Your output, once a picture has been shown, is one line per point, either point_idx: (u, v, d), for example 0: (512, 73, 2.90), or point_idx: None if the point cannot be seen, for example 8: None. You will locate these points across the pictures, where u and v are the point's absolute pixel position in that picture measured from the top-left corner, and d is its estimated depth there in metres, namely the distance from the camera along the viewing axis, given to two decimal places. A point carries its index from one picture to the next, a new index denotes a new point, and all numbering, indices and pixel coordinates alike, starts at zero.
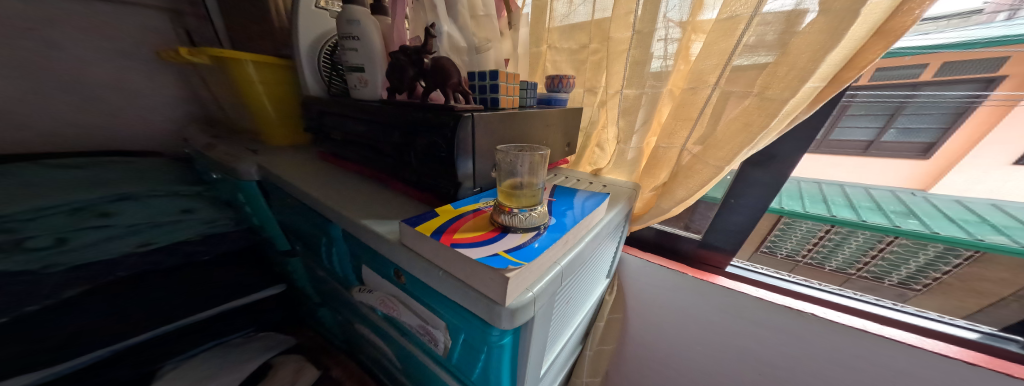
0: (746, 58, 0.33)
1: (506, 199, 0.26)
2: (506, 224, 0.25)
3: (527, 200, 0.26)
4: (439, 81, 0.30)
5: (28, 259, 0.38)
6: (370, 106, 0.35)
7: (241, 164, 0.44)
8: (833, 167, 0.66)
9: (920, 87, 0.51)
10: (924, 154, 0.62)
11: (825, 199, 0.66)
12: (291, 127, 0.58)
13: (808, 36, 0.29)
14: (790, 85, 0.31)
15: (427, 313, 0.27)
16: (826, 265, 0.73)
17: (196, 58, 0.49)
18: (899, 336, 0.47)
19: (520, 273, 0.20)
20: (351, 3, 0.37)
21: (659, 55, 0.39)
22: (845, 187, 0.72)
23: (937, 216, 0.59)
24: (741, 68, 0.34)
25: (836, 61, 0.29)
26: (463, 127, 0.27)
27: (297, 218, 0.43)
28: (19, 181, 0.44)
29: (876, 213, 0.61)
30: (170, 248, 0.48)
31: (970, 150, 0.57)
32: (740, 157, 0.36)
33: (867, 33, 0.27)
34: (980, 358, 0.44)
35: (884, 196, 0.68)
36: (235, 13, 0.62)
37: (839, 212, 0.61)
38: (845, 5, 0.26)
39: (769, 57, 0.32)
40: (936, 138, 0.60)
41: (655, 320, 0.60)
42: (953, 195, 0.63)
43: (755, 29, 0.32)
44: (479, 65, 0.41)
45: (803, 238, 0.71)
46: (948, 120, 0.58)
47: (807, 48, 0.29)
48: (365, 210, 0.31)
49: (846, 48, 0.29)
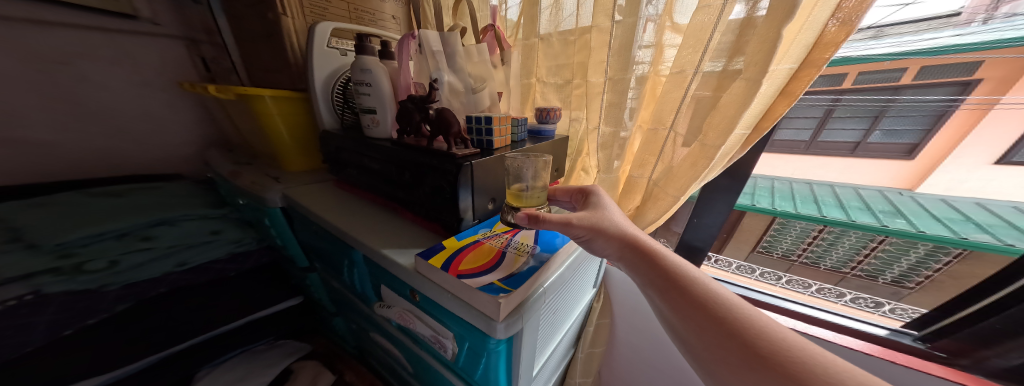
0: (714, 64, 0.37)
1: (514, 200, 0.35)
2: (512, 222, 0.36)
3: (533, 201, 0.35)
4: (442, 129, 0.35)
5: (89, 279, 0.48)
6: (383, 146, 0.41)
7: (268, 193, 0.51)
8: (821, 168, 0.69)
9: (902, 91, 0.50)
10: (909, 154, 0.61)
11: (816, 200, 0.70)
12: (303, 154, 0.65)
13: (733, 94, 0.35)
14: (720, 135, 0.37)
15: (438, 324, 0.33)
16: (820, 264, 0.79)
17: (223, 94, 0.54)
18: (820, 332, 0.54)
19: (510, 297, 0.25)
20: (363, 53, 0.43)
21: (643, 60, 0.44)
22: (836, 188, 0.74)
23: (924, 215, 0.62)
24: (706, 78, 0.38)
25: (755, 114, 0.36)
26: (463, 174, 0.33)
27: (320, 241, 0.48)
28: (71, 209, 0.50)
29: (865, 213, 0.64)
30: (201, 268, 0.60)
31: (953, 151, 0.57)
32: (693, 188, 0.42)
33: (775, 93, 0.34)
34: (875, 349, 0.51)
35: (873, 196, 0.70)
36: (251, 48, 0.68)
37: (830, 213, 0.65)
38: (755, 74, 0.33)
39: (727, 62, 0.36)
40: (919, 138, 0.59)
41: (642, 327, 0.68)
42: (939, 194, 0.65)
43: (715, 48, 0.37)
44: (475, 104, 0.47)
45: (797, 238, 0.78)
46: (929, 122, 0.56)
47: (732, 105, 0.36)
48: (383, 240, 0.37)
49: (761, 103, 0.35)
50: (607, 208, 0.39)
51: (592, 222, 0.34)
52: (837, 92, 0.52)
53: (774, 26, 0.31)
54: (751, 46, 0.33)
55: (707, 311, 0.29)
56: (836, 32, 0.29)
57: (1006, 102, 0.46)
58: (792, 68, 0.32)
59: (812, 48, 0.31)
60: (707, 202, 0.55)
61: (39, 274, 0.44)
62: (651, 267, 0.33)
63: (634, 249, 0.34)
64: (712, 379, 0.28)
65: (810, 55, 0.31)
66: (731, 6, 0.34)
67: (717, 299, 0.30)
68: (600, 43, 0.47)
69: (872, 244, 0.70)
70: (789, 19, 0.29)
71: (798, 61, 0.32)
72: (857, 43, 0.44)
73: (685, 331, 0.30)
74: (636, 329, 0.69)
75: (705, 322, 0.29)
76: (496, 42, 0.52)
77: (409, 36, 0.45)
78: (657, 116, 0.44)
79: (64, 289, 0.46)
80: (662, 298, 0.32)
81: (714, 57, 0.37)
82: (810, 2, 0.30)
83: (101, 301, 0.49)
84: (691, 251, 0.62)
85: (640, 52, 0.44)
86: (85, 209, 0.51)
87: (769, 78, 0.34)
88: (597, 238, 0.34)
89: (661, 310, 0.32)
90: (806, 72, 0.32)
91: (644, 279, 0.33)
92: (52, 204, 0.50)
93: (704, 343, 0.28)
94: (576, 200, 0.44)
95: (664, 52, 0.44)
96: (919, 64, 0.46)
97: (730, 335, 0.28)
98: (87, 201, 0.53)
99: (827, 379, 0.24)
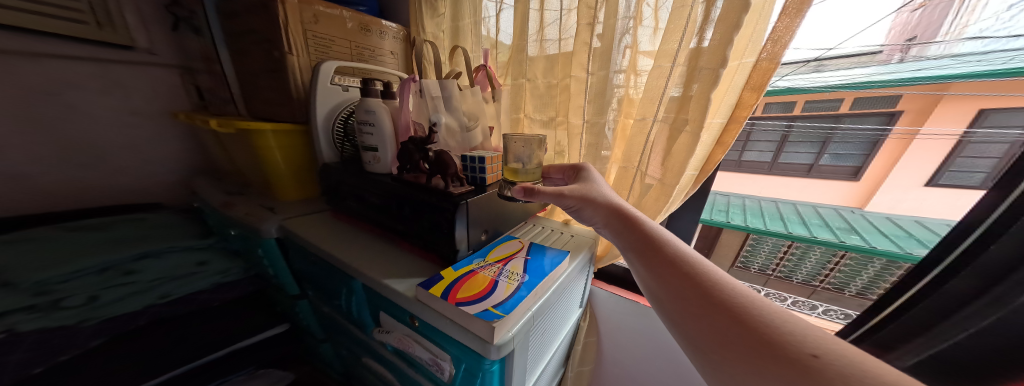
0: (677, 90, 0.46)
1: (511, 175, 0.43)
2: (508, 196, 0.43)
3: (527, 176, 0.43)
4: (440, 170, 0.40)
5: (66, 316, 0.47)
6: (384, 182, 0.45)
7: (264, 225, 0.53)
8: (784, 188, 0.73)
9: (842, 120, 0.59)
10: (855, 176, 0.66)
11: (783, 217, 0.79)
12: (299, 184, 0.68)
13: (683, 142, 0.45)
14: (674, 176, 0.48)
15: (436, 348, 0.35)
16: (792, 278, 0.83)
17: (223, 128, 0.57)
18: None
19: (502, 322, 0.29)
20: (368, 96, 0.49)
21: (619, 82, 0.52)
22: (799, 206, 0.79)
23: (874, 232, 0.68)
24: (671, 102, 0.46)
25: (699, 161, 0.48)
26: (460, 210, 0.37)
27: (319, 272, 0.51)
28: (58, 245, 0.54)
29: (824, 229, 0.73)
30: (184, 299, 0.59)
31: (892, 170, 0.61)
32: (657, 218, 0.53)
33: (712, 143, 0.46)
34: None
35: (830, 215, 0.76)
36: (249, 84, 0.71)
37: (794, 229, 0.74)
38: (695, 127, 0.43)
39: (682, 89, 0.45)
40: (862, 162, 0.63)
41: (625, 343, 0.72)
42: (884, 212, 0.70)
43: (675, 76, 0.45)
44: (468, 141, 0.51)
45: (770, 253, 0.83)
46: (867, 147, 0.61)
47: (683, 148, 0.46)
48: (385, 270, 0.40)
49: (704, 150, 0.47)
50: (594, 179, 0.48)
51: (582, 194, 0.43)
52: (790, 118, 0.62)
53: (709, 84, 0.40)
54: (692, 104, 0.44)
55: (677, 269, 0.35)
56: (750, 95, 0.41)
57: (925, 133, 0.53)
58: (722, 123, 0.44)
59: (734, 108, 0.43)
60: (675, 225, 0.64)
61: (14, 313, 0.43)
62: (630, 231, 0.40)
63: (618, 219, 0.42)
64: (676, 327, 0.33)
65: (734, 113, 0.43)
66: (689, 37, 0.43)
67: (689, 261, 0.36)
68: (576, 92, 0.57)
69: (835, 259, 0.74)
70: (712, 87, 0.40)
71: (726, 118, 0.44)
72: (802, 73, 0.51)
73: (651, 282, 0.36)
74: (621, 347, 0.72)
75: (668, 274, 0.35)
76: (487, 81, 0.56)
77: (410, 80, 0.49)
78: (627, 157, 0.54)
79: (38, 326, 0.44)
80: (639, 258, 0.38)
81: (666, 109, 0.47)
82: (732, 70, 0.42)
83: (78, 338, 0.47)
84: None
85: (617, 77, 0.52)
86: (68, 245, 0.54)
87: (708, 129, 0.45)
88: (585, 206, 0.43)
89: (635, 268, 0.39)
90: (733, 126, 0.44)
91: (623, 241, 0.40)
92: (34, 242, 0.53)
93: (670, 296, 0.33)
94: (567, 176, 0.53)
95: (635, 78, 0.52)
96: (851, 95, 0.55)
97: (695, 288, 0.33)
98: (68, 237, 0.56)
99: (774, 325, 0.28)
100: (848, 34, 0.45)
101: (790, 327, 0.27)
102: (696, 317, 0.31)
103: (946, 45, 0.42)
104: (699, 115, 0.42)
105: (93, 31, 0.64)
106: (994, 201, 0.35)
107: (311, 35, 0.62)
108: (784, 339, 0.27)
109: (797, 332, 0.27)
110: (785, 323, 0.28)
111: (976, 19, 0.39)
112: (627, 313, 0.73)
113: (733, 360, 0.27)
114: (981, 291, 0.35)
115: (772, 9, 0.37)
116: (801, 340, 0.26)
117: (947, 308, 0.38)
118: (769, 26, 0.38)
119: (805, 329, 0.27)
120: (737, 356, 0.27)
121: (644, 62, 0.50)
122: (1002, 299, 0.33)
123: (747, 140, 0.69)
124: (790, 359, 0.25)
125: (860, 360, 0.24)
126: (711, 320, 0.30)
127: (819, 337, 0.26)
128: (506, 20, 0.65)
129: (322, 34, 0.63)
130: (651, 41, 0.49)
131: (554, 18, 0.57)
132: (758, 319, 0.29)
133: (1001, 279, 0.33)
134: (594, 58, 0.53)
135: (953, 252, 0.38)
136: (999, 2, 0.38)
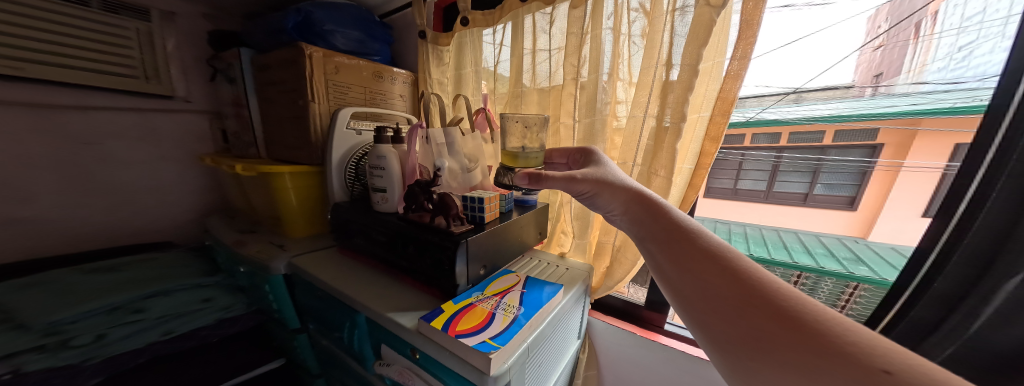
0: (651, 120, 0.53)
1: (512, 160, 0.51)
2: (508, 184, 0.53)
3: (529, 161, 0.51)
4: (443, 212, 0.44)
5: (72, 355, 0.47)
6: (392, 220, 0.50)
7: (275, 261, 0.56)
8: (781, 215, 0.77)
9: (828, 151, 0.65)
10: (851, 206, 0.71)
11: (786, 246, 0.76)
12: (308, 221, 0.72)
13: (658, 183, 0.52)
14: None
15: (435, 381, 0.36)
16: None
17: (246, 172, 0.64)
18: None
19: (498, 353, 0.31)
20: (381, 143, 0.55)
21: (605, 112, 0.58)
22: (801, 235, 0.79)
23: (881, 261, 0.66)
24: (650, 128, 0.53)
25: (675, 199, 0.53)
26: (461, 248, 0.41)
27: (324, 306, 0.53)
28: (75, 285, 0.57)
29: (831, 259, 0.70)
30: (187, 334, 0.59)
31: (885, 202, 0.67)
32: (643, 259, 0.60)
33: (684, 185, 0.52)
34: None
35: (835, 243, 0.75)
36: (270, 129, 0.79)
37: (800, 258, 0.71)
38: (666, 168, 0.50)
39: (655, 118, 0.52)
40: (855, 192, 0.69)
41: (622, 376, 0.73)
42: (888, 242, 0.71)
43: (645, 115, 0.53)
44: (468, 181, 0.56)
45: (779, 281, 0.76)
46: (858, 178, 0.67)
47: (660, 188, 0.52)
48: (388, 304, 0.42)
49: (679, 191, 0.53)
50: (608, 165, 0.50)
51: (596, 180, 0.46)
52: (778, 149, 0.67)
53: (674, 133, 0.48)
54: (663, 152, 0.51)
55: (708, 263, 0.35)
56: (710, 145, 0.48)
57: (907, 166, 0.58)
58: (691, 168, 0.51)
59: (699, 155, 0.50)
60: None
61: (23, 353, 0.44)
62: (658, 224, 0.41)
63: (640, 210, 0.43)
64: (705, 327, 0.33)
65: (699, 160, 0.50)
66: (660, 74, 0.50)
67: (724, 256, 0.36)
68: (566, 135, 0.65)
69: (848, 290, 0.69)
70: (677, 138, 0.48)
71: (693, 164, 0.51)
72: (784, 106, 0.57)
73: (680, 277, 0.36)
74: (621, 379, 0.73)
75: (699, 269, 0.35)
76: (486, 123, 0.62)
77: (416, 127, 0.54)
78: None
79: (45, 366, 0.44)
80: (663, 250, 0.39)
81: (643, 155, 0.55)
82: (693, 121, 0.50)
83: (80, 375, 0.47)
84: (658, 300, 0.70)
85: (603, 107, 0.58)
86: (79, 286, 0.57)
87: (680, 173, 0.52)
88: (602, 191, 0.45)
89: (662, 262, 0.39)
90: (700, 171, 0.50)
91: (647, 232, 0.42)
92: (46, 285, 0.56)
93: (700, 293, 0.34)
94: (573, 160, 0.56)
95: (615, 111, 0.59)
96: (831, 128, 0.61)
97: (732, 284, 0.32)
98: (82, 278, 0.59)
99: (829, 333, 0.27)
100: (816, 71, 0.52)
101: (851, 338, 0.26)
102: (730, 318, 0.31)
103: (910, 85, 0.50)
104: (670, 162, 0.50)
105: (142, 84, 0.78)
106: (940, 225, 0.43)
107: (331, 85, 0.70)
108: (846, 350, 0.25)
109: (861, 343, 0.26)
110: (846, 332, 0.27)
111: (932, 59, 0.48)
112: (627, 347, 0.71)
113: (772, 369, 0.28)
114: (947, 313, 0.43)
115: (720, 71, 0.45)
116: (869, 353, 0.25)
117: (928, 327, 0.45)
118: (718, 86, 0.45)
119: (870, 339, 0.26)
120: (776, 365, 0.28)
121: (623, 95, 0.58)
122: (960, 327, 0.42)
123: (740, 170, 0.73)
124: (849, 371, 0.24)
125: (940, 378, 0.22)
126: (749, 324, 0.30)
127: (889, 350, 0.25)
128: (502, 67, 0.75)
129: (341, 83, 0.71)
130: (623, 91, 0.58)
131: (544, 69, 0.66)
132: (813, 326, 0.28)
133: (957, 306, 0.42)
134: (580, 107, 0.61)
135: (920, 273, 0.45)
136: (947, 47, 0.46)
